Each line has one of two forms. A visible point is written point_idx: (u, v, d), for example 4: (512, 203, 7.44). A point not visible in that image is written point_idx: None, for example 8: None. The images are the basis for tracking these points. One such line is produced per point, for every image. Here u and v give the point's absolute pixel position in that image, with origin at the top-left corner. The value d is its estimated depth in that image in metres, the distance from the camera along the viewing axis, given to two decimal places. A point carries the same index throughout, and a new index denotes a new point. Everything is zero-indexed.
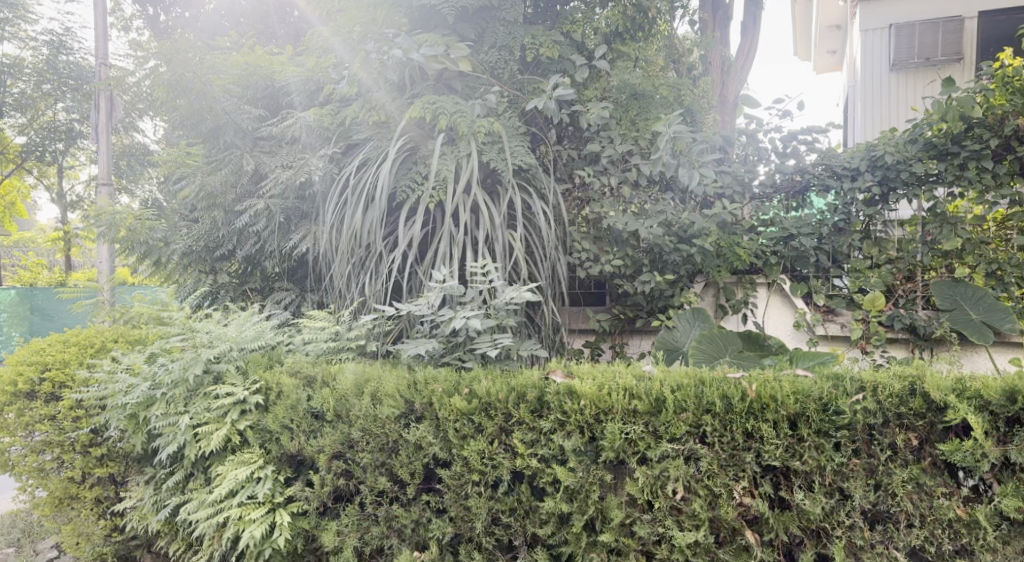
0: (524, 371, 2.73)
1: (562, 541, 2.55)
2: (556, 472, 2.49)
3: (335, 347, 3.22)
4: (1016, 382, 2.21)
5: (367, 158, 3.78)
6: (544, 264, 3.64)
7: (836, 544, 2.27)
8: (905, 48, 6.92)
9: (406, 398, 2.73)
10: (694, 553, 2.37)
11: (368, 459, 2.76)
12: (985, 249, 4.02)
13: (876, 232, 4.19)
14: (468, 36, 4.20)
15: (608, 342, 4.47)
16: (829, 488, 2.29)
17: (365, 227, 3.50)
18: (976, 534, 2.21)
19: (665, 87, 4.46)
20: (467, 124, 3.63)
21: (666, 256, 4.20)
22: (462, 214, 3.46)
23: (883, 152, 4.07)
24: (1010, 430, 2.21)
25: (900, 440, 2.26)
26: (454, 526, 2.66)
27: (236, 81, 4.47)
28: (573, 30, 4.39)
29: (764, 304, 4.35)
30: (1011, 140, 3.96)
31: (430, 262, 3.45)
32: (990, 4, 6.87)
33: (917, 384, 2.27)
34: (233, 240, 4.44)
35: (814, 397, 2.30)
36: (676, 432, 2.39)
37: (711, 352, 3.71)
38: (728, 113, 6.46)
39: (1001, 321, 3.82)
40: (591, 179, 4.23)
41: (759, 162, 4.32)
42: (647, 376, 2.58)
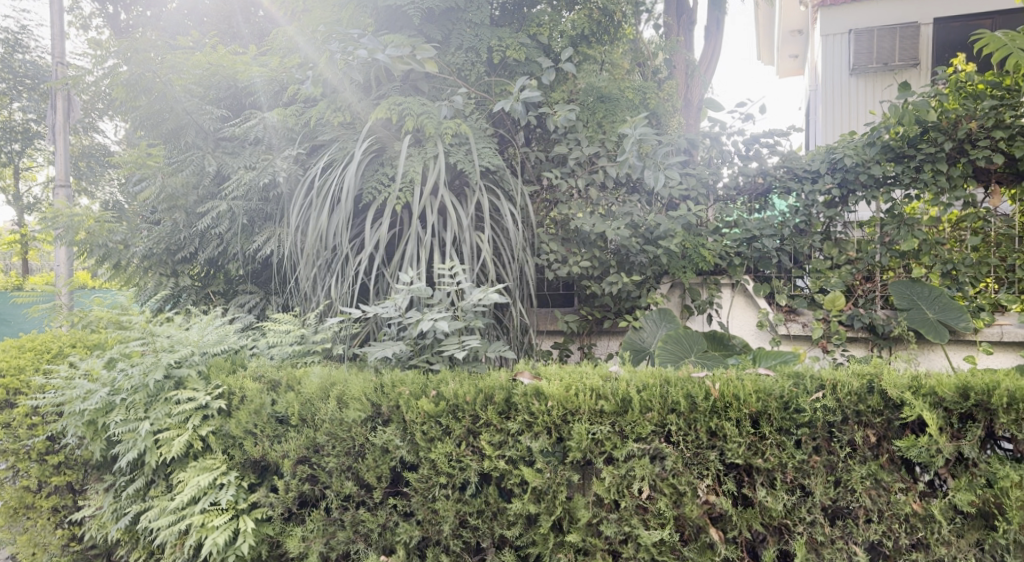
0: (491, 373, 2.74)
1: (530, 542, 2.55)
2: (524, 473, 2.50)
3: (301, 350, 3.19)
4: (969, 379, 2.25)
5: (332, 159, 3.75)
6: (511, 265, 3.64)
7: (797, 540, 2.31)
8: (865, 52, 7.11)
9: (373, 401, 2.71)
10: (659, 552, 2.40)
11: (334, 463, 2.73)
12: (941, 250, 4.11)
13: (836, 233, 4.29)
14: (434, 38, 4.18)
15: (577, 343, 4.51)
16: (791, 485, 2.33)
17: (331, 229, 3.46)
18: (932, 528, 2.25)
19: (630, 90, 4.63)
20: (434, 125, 3.63)
21: (632, 257, 4.25)
22: (429, 216, 3.45)
23: (842, 155, 4.17)
24: (963, 426, 2.25)
25: (859, 437, 2.29)
26: (422, 529, 2.65)
27: (197, 80, 4.34)
28: (540, 33, 4.40)
29: (728, 305, 4.41)
30: (965, 144, 4.04)
31: (397, 264, 3.42)
32: (945, 10, 7.04)
33: (875, 382, 2.31)
34: (196, 242, 4.37)
35: (775, 396, 2.34)
36: (643, 431, 2.41)
37: (677, 352, 3.78)
38: (693, 117, 6.56)
39: (956, 320, 3.91)
40: (558, 181, 4.26)
41: (722, 165, 4.40)
42: (614, 376, 2.60)
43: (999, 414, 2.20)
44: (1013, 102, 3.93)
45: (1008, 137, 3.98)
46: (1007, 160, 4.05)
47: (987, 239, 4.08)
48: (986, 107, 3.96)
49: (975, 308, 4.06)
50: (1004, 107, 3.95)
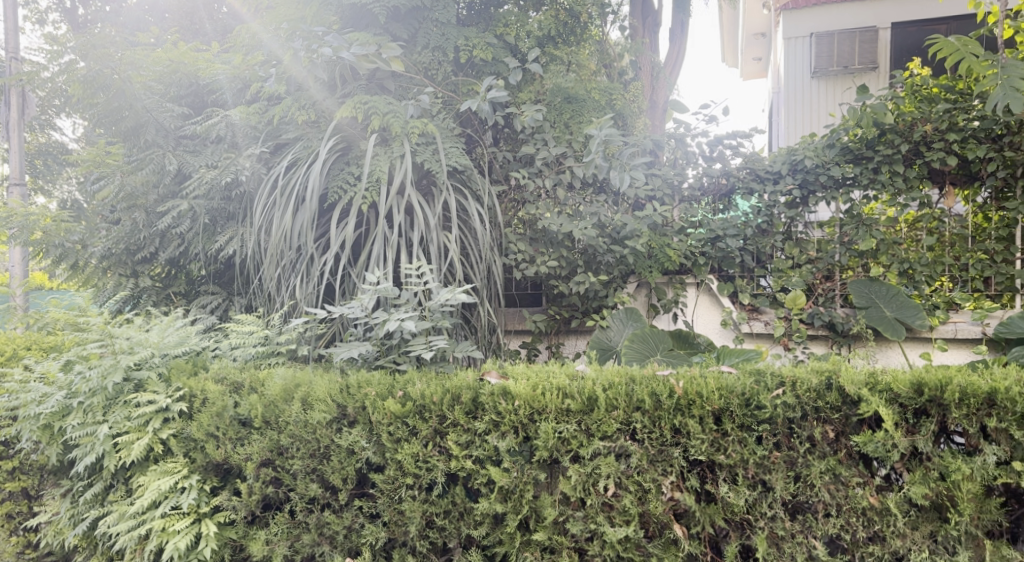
0: (458, 372, 2.74)
1: (497, 542, 2.56)
2: (490, 473, 2.50)
3: (264, 351, 3.15)
4: (923, 375, 2.29)
5: (297, 158, 3.71)
6: (479, 265, 3.63)
7: (758, 535, 2.35)
8: (825, 56, 7.29)
9: (338, 403, 2.68)
10: (624, 548, 2.42)
11: (299, 465, 2.71)
12: (898, 250, 4.20)
13: (797, 233, 4.37)
14: (400, 37, 4.17)
15: (545, 342, 4.55)
16: (752, 481, 2.36)
17: (296, 229, 3.42)
18: (888, 521, 2.29)
19: (596, 91, 4.71)
20: (401, 125, 3.61)
21: (599, 257, 4.28)
22: (396, 215, 3.42)
23: (803, 157, 4.25)
24: (918, 421, 2.29)
25: (817, 433, 2.34)
26: (388, 530, 2.64)
27: (158, 77, 4.31)
28: (507, 32, 4.39)
29: (693, 304, 4.49)
30: (921, 146, 4.14)
31: (363, 263, 3.40)
32: (903, 15, 7.21)
33: (833, 378, 2.35)
34: (156, 242, 4.29)
35: (737, 393, 2.38)
36: (608, 429, 2.42)
37: (642, 351, 3.88)
38: (659, 118, 6.64)
39: (911, 318, 4.00)
40: (525, 181, 4.28)
41: (687, 165, 4.47)
42: (580, 376, 2.62)
43: (952, 409, 2.24)
44: (966, 105, 4.03)
45: (962, 140, 4.07)
46: (960, 162, 4.15)
47: (942, 239, 4.18)
48: (940, 110, 4.06)
49: (931, 306, 4.17)
50: (958, 110, 4.05)
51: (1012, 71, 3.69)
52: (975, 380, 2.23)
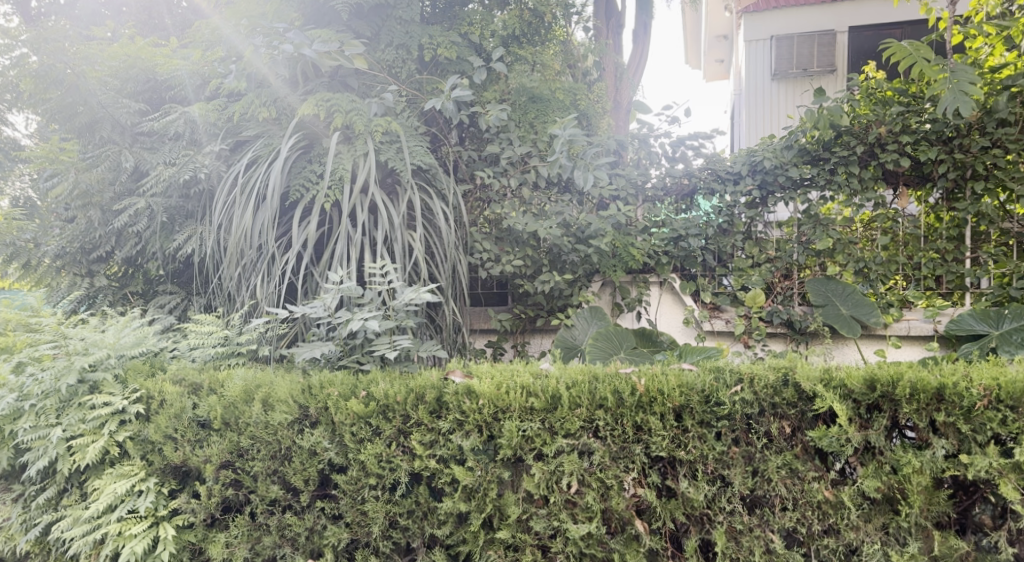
0: (423, 372, 2.73)
1: (460, 541, 2.57)
2: (454, 472, 2.50)
3: (224, 352, 3.11)
4: (876, 371, 2.33)
5: (258, 155, 3.66)
6: (444, 264, 3.62)
7: (717, 529, 2.38)
8: (785, 59, 7.43)
9: (301, 403, 2.66)
10: (587, 544, 2.45)
11: (259, 467, 2.68)
12: (853, 249, 4.31)
13: (757, 232, 4.44)
14: (364, 33, 4.11)
15: (510, 342, 4.58)
16: (711, 476, 2.40)
17: (256, 228, 3.38)
18: (842, 514, 2.33)
19: (561, 91, 4.70)
20: (363, 123, 3.58)
21: (564, 256, 4.31)
22: (359, 214, 3.40)
23: (762, 158, 4.32)
24: (871, 416, 2.33)
25: (774, 428, 2.38)
26: (351, 531, 2.63)
27: (113, 73, 4.19)
28: (471, 32, 4.37)
29: (656, 301, 4.55)
30: (875, 147, 4.22)
31: (326, 262, 3.36)
32: (859, 18, 7.40)
33: (789, 375, 2.39)
34: (112, 241, 4.21)
35: (697, 390, 2.41)
36: (572, 427, 2.44)
37: (607, 348, 3.95)
38: (621, 118, 6.71)
39: (867, 316, 4.10)
40: (490, 180, 4.29)
41: (650, 166, 4.53)
42: (544, 374, 2.63)
43: (903, 404, 2.27)
44: (918, 108, 4.14)
45: (914, 142, 4.19)
46: (913, 164, 4.26)
47: (896, 238, 4.29)
48: (894, 113, 4.16)
49: (886, 304, 4.26)
50: (911, 113, 4.16)
51: (961, 75, 3.82)
52: (925, 376, 2.27)
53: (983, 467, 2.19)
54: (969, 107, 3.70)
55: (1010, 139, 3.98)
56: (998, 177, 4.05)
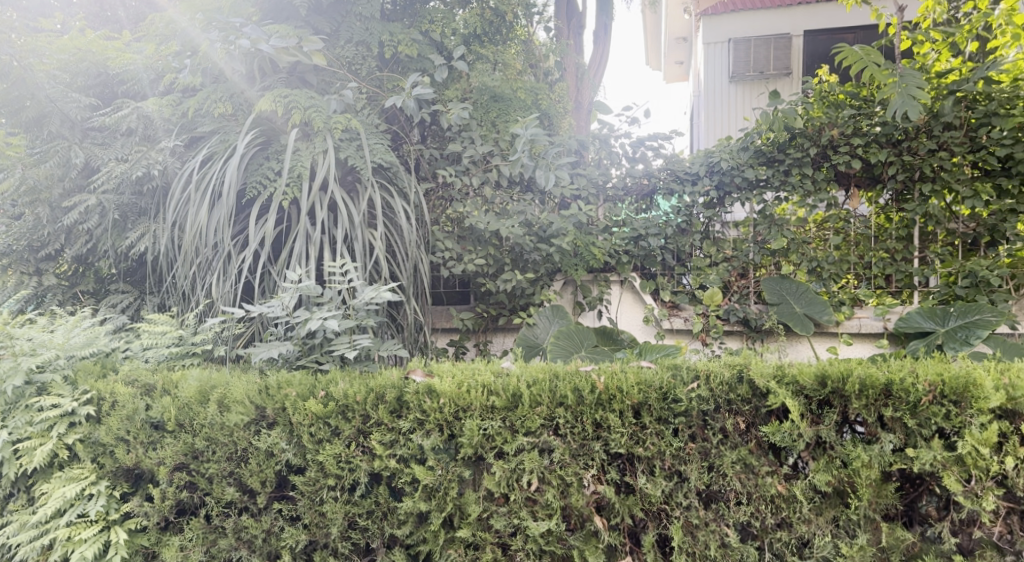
0: (383, 371, 2.71)
1: (420, 540, 2.57)
2: (414, 471, 2.50)
3: (178, 352, 3.06)
4: (827, 368, 2.36)
5: (213, 152, 3.60)
6: (405, 264, 3.60)
7: (674, 524, 2.42)
8: (742, 63, 7.59)
9: (257, 404, 2.62)
10: (547, 541, 2.47)
11: (214, 469, 2.64)
12: (807, 248, 4.40)
13: (715, 232, 4.52)
14: (323, 30, 4.08)
15: (472, 340, 4.59)
16: (668, 471, 2.44)
17: (212, 226, 3.32)
18: (794, 508, 2.36)
19: (522, 91, 4.72)
20: (322, 120, 3.54)
21: (526, 255, 4.34)
22: (318, 212, 3.36)
23: (719, 159, 4.39)
24: (822, 411, 2.36)
25: (729, 424, 2.41)
26: (309, 533, 2.60)
27: (61, 66, 4.07)
28: (432, 30, 4.35)
29: (616, 300, 4.63)
30: (828, 149, 4.33)
31: (284, 261, 3.32)
32: (814, 22, 7.62)
33: (744, 371, 2.42)
34: (61, 239, 4.11)
35: (654, 387, 2.44)
36: (532, 425, 2.45)
37: (568, 347, 4.02)
38: (582, 119, 6.78)
39: (820, 313, 4.21)
40: (453, 179, 4.30)
41: (611, 165, 4.58)
42: (505, 372, 2.65)
43: (853, 399, 2.31)
44: (869, 111, 4.25)
45: (865, 144, 4.28)
46: (865, 165, 4.36)
47: (848, 238, 4.39)
48: (845, 116, 4.26)
49: (838, 302, 4.37)
50: (861, 116, 4.28)
51: (909, 80, 3.93)
52: (873, 372, 2.31)
53: (928, 460, 2.23)
54: (917, 111, 3.80)
55: (955, 142, 4.12)
56: (945, 178, 4.18)
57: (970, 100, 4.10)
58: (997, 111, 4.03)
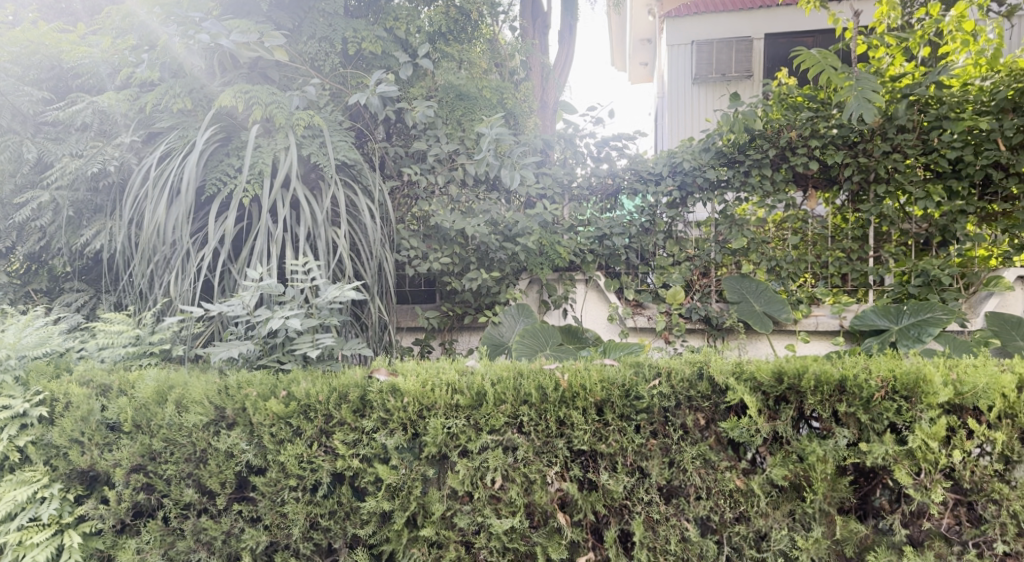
0: (346, 371, 2.69)
1: (383, 540, 2.56)
2: (378, 470, 2.49)
3: (135, 352, 3.00)
4: (784, 364, 2.40)
5: (171, 148, 3.53)
6: (369, 262, 3.59)
7: (636, 520, 2.44)
8: (705, 64, 7.75)
9: (217, 404, 2.58)
10: (510, 538, 2.48)
11: (172, 471, 2.60)
12: (766, 248, 4.48)
13: (677, 231, 4.58)
14: (284, 25, 4.02)
15: (438, 339, 4.59)
16: (630, 468, 2.46)
17: (170, 223, 3.27)
18: (752, 502, 2.40)
19: (487, 89, 4.65)
20: (285, 116, 3.49)
21: (492, 254, 4.36)
22: (280, 210, 3.31)
23: (682, 160, 4.46)
24: (779, 407, 2.40)
25: (689, 420, 2.44)
26: (270, 534, 2.58)
27: (13, 58, 3.98)
28: (397, 27, 4.28)
29: (581, 299, 4.67)
30: (786, 151, 4.42)
31: (245, 259, 3.28)
32: (774, 26, 7.79)
33: (704, 368, 2.46)
34: (13, 236, 4.01)
35: (617, 384, 2.46)
36: (496, 423, 2.46)
37: (532, 345, 4.06)
38: (548, 118, 6.82)
39: (779, 312, 4.27)
40: (418, 177, 4.28)
41: (576, 165, 4.62)
42: (470, 370, 2.64)
43: (808, 395, 2.35)
44: (826, 114, 4.34)
45: (822, 146, 4.37)
46: (822, 167, 4.46)
47: (805, 238, 4.48)
48: (803, 118, 4.35)
49: (796, 301, 4.45)
50: (818, 118, 4.36)
51: (864, 83, 4.03)
52: (828, 368, 2.34)
53: (880, 454, 2.28)
54: (872, 113, 3.90)
55: (908, 144, 4.24)
56: (899, 180, 4.29)
57: (923, 104, 4.22)
58: (948, 114, 4.16)
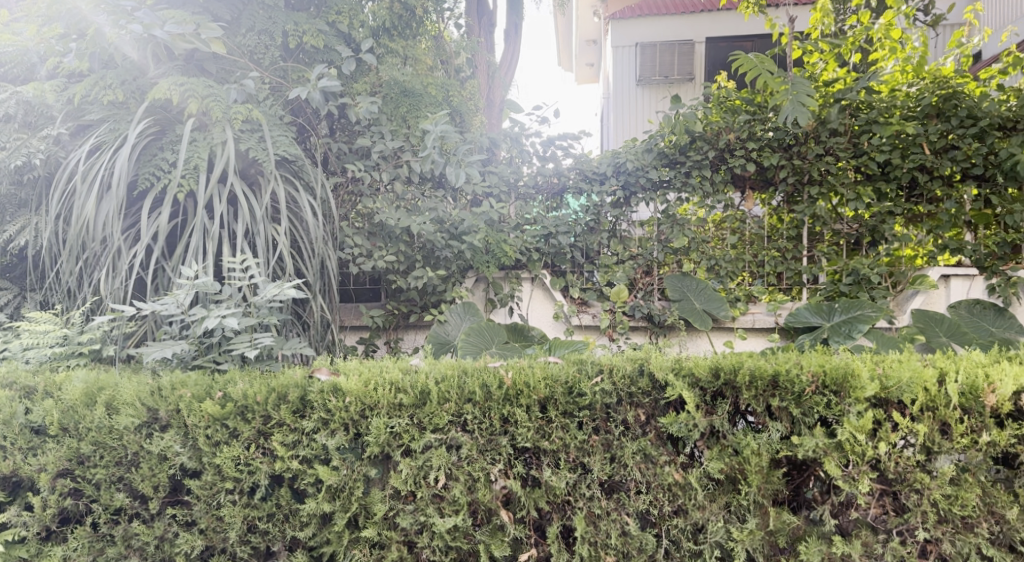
0: (286, 370, 2.64)
1: (324, 542, 2.52)
2: (318, 472, 2.46)
3: (62, 352, 2.90)
4: (720, 360, 2.46)
5: (101, 141, 3.41)
6: (311, 260, 3.53)
7: (577, 515, 2.47)
8: (649, 66, 7.90)
9: (149, 406, 2.51)
10: (453, 537, 2.47)
11: (102, 475, 2.53)
12: (706, 247, 4.58)
13: (621, 231, 4.64)
14: (221, 17, 3.88)
15: (383, 338, 4.55)
16: (573, 464, 2.48)
17: (100, 219, 3.15)
18: (690, 495, 2.45)
19: (433, 86, 4.63)
20: (222, 110, 3.38)
21: (437, 252, 4.35)
22: (217, 206, 3.23)
23: (625, 160, 4.51)
24: (715, 402, 2.46)
25: (630, 416, 2.48)
26: (205, 538, 2.52)
27: None
28: (340, 20, 4.20)
29: (527, 297, 4.69)
30: (725, 153, 4.52)
31: (179, 257, 3.19)
32: (715, 30, 7.97)
33: (644, 364, 2.50)
34: None
35: (560, 381, 2.48)
36: (440, 422, 2.45)
37: (478, 344, 4.07)
38: (495, 117, 6.89)
39: (718, 309, 4.41)
40: (362, 174, 4.24)
41: (522, 164, 4.63)
42: (414, 369, 2.63)
43: (743, 390, 2.41)
44: (762, 117, 4.47)
45: (759, 148, 4.49)
46: (759, 168, 4.58)
47: (743, 238, 4.60)
48: (741, 121, 4.46)
49: (734, 298, 4.55)
50: (756, 121, 4.48)
51: (799, 87, 4.16)
52: (763, 363, 2.41)
53: (811, 447, 2.34)
54: (806, 117, 4.05)
55: (840, 147, 4.39)
56: (831, 182, 4.43)
57: (853, 109, 4.37)
58: (878, 119, 4.32)
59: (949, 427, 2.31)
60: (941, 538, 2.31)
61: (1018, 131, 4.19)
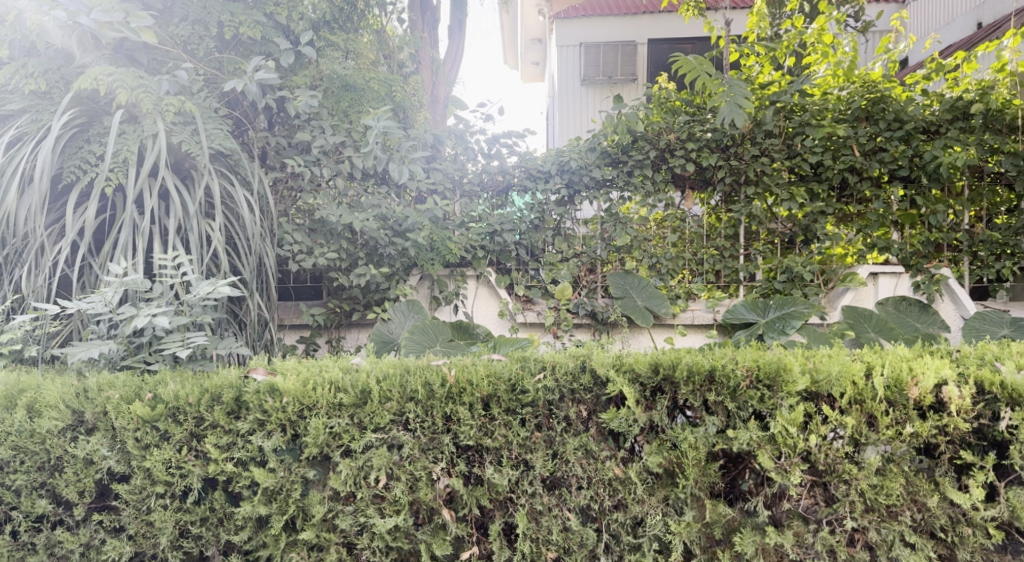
0: (221, 371, 2.57)
1: (260, 545, 2.47)
2: (254, 474, 2.40)
3: None
4: (659, 356, 2.50)
5: (23, 132, 3.26)
6: (247, 257, 3.44)
7: (519, 511, 2.47)
8: (593, 66, 8.03)
9: (74, 409, 2.41)
10: (394, 537, 2.45)
11: (23, 481, 2.43)
12: (648, 246, 4.65)
13: (566, 228, 4.68)
14: (152, 5, 3.74)
15: (325, 336, 4.48)
16: (515, 461, 2.48)
17: (21, 213, 3.02)
18: (630, 489, 2.48)
19: (376, 81, 4.47)
20: (153, 101, 3.26)
21: (380, 249, 4.30)
22: (147, 201, 3.12)
23: (569, 158, 4.53)
24: (654, 397, 2.49)
25: (572, 412, 2.49)
26: (134, 544, 2.45)
27: None
28: (277, 12, 4.09)
29: (472, 295, 4.68)
30: (666, 153, 4.61)
31: (107, 253, 3.08)
32: (657, 32, 8.10)
33: (586, 361, 2.52)
34: None
35: (503, 379, 2.48)
36: (380, 421, 2.42)
37: (422, 342, 4.06)
38: (439, 113, 6.88)
39: (659, 307, 4.46)
40: (301, 169, 4.16)
41: (467, 161, 4.61)
42: (355, 368, 2.60)
43: (681, 385, 2.45)
44: (701, 118, 4.57)
45: (698, 149, 4.58)
46: (698, 168, 4.68)
47: (684, 236, 4.69)
48: (680, 122, 4.55)
49: (674, 296, 4.65)
50: (695, 122, 4.57)
51: (737, 90, 4.25)
52: (699, 358, 2.45)
53: (745, 440, 2.39)
54: (743, 119, 4.15)
55: (775, 148, 4.51)
56: (767, 182, 4.55)
57: (788, 111, 4.51)
58: (810, 121, 4.46)
59: (875, 419, 2.39)
60: (867, 526, 2.39)
61: (940, 135, 4.40)
